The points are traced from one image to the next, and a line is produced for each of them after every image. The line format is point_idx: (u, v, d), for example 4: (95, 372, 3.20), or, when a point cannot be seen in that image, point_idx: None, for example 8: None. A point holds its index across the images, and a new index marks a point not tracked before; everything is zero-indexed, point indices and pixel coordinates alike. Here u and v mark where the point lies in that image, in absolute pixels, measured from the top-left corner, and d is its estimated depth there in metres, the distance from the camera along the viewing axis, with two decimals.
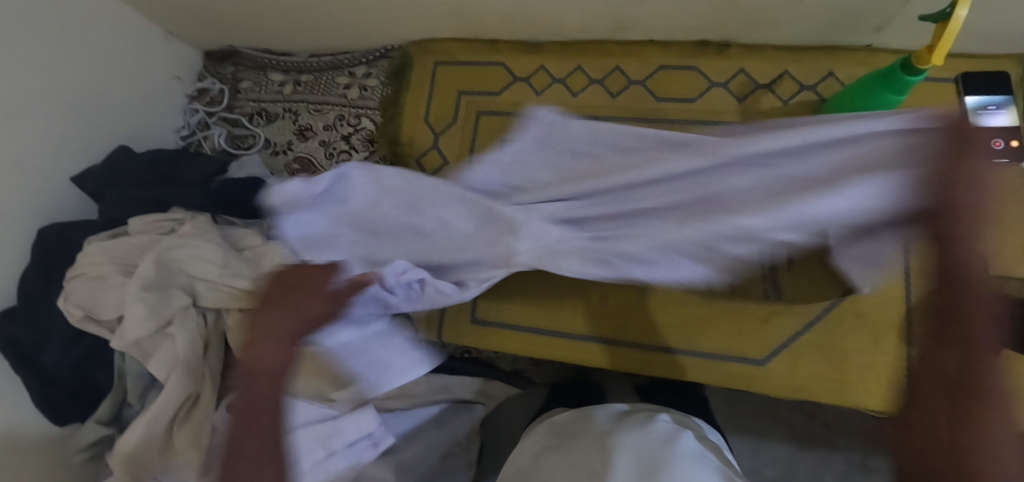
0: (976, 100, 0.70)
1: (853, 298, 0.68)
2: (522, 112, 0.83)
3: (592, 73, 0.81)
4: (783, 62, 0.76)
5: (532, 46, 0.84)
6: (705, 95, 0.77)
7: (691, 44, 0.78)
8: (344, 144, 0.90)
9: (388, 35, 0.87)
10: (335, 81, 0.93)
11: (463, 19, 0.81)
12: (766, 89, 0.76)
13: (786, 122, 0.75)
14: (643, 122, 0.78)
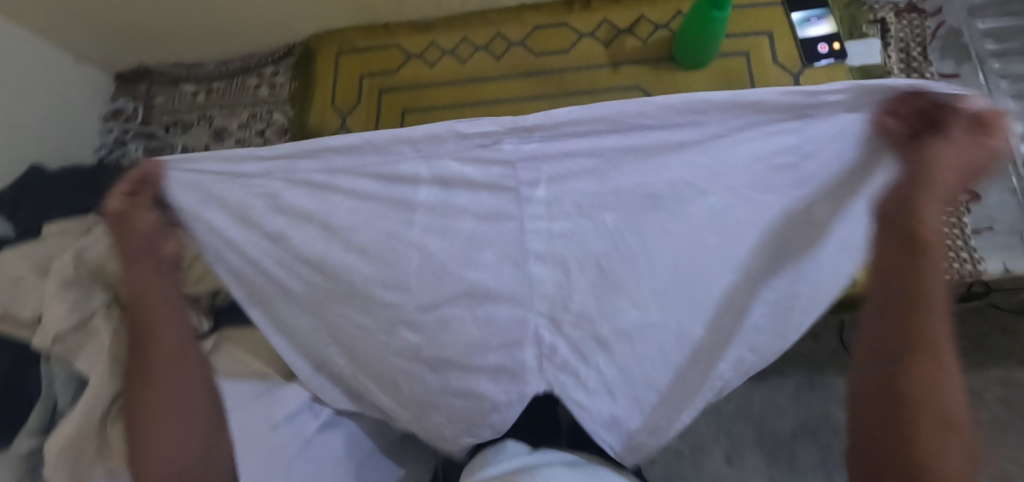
0: (801, 16, 0.82)
1: None
2: (420, 84, 0.91)
3: (477, 41, 0.90)
4: (638, 8, 0.86)
5: (421, 26, 0.92)
6: (577, 45, 0.86)
7: (558, 5, 0.88)
8: (259, 139, 0.95)
9: (288, 32, 0.94)
10: (245, 83, 0.98)
11: (353, 6, 0.88)
12: (627, 33, 0.85)
13: (647, 57, 0.84)
14: (529, 76, 0.87)
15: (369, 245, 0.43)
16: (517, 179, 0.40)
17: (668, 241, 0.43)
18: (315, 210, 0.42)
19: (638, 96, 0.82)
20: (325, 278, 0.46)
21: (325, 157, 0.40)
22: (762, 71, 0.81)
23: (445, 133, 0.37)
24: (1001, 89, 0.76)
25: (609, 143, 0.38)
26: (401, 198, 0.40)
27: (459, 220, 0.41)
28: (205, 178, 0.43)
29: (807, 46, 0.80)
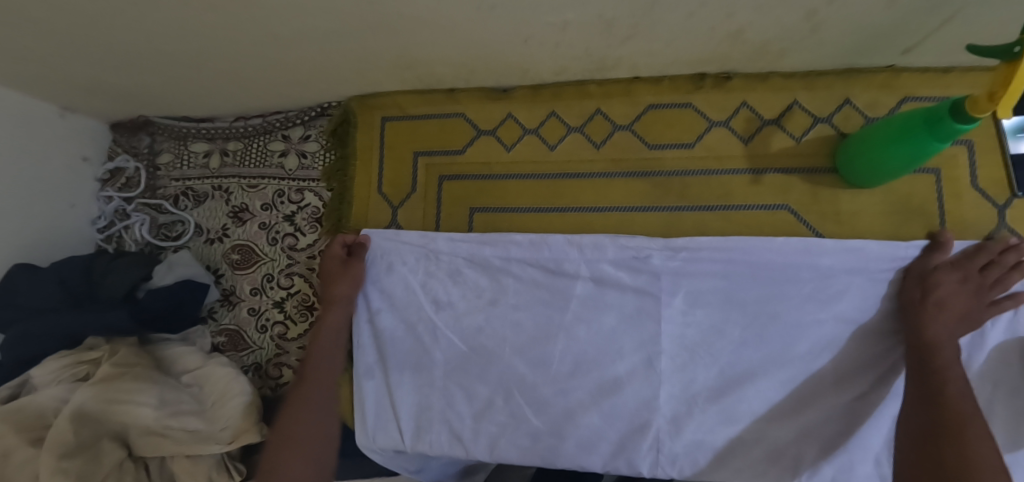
0: (1014, 122, 0.60)
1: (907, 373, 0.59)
2: (493, 172, 0.71)
3: (569, 120, 0.69)
4: (791, 92, 0.64)
5: (495, 92, 0.71)
6: (704, 138, 0.66)
7: (683, 79, 0.66)
8: (287, 226, 0.77)
9: (324, 91, 0.73)
10: (269, 149, 0.79)
11: (410, 70, 0.67)
12: (773, 126, 0.64)
13: (799, 165, 0.63)
14: (639, 177, 0.67)
15: (528, 322, 0.66)
16: (662, 289, 0.62)
17: (773, 333, 0.60)
18: (492, 289, 0.67)
19: (788, 220, 0.63)
20: (486, 347, 0.67)
21: (507, 248, 0.67)
22: (955, 197, 0.61)
23: (609, 243, 0.63)
24: None
25: (737, 269, 0.60)
26: (555, 280, 0.65)
27: (603, 314, 0.64)
28: (405, 246, 0.70)
29: (1021, 168, 0.60)
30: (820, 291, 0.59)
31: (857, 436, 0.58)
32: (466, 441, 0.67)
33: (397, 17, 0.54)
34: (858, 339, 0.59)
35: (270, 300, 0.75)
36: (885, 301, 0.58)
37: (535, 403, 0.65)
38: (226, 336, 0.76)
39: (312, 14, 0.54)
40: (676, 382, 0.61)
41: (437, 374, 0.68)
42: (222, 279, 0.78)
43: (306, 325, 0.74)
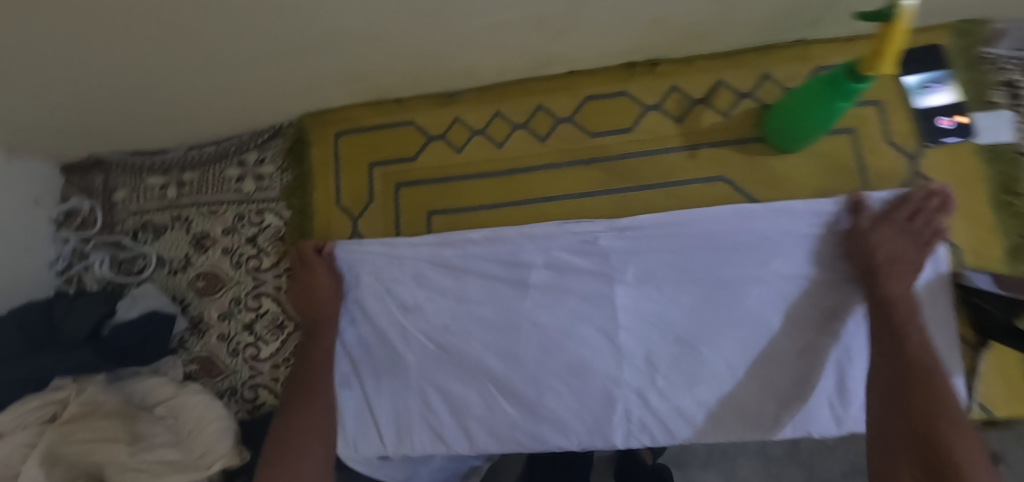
0: (916, 79, 0.67)
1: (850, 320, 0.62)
2: (448, 174, 0.73)
3: (514, 117, 0.73)
4: (715, 72, 0.69)
5: (442, 97, 0.74)
6: (641, 122, 0.70)
7: (616, 69, 0.70)
8: (251, 248, 0.78)
9: (275, 112, 0.75)
10: (226, 174, 0.80)
11: (357, 83, 0.70)
12: (703, 105, 0.69)
13: (731, 138, 0.68)
14: (585, 164, 0.70)
15: (492, 313, 0.68)
16: (614, 267, 0.66)
17: (720, 295, 0.64)
18: (455, 286, 0.70)
19: (726, 191, 0.67)
20: (456, 343, 0.69)
21: (464, 246, 0.70)
22: (873, 153, 0.66)
23: (558, 231, 0.67)
24: None
25: (683, 241, 0.65)
26: (514, 270, 0.68)
27: (563, 297, 0.67)
28: (369, 254, 0.72)
29: (926, 119, 0.66)
30: (756, 252, 0.64)
31: (810, 384, 0.62)
32: (447, 437, 0.68)
33: (341, 31, 0.56)
34: (798, 293, 0.63)
35: (240, 323, 0.76)
36: (814, 254, 0.64)
37: (510, 391, 0.66)
38: (199, 364, 0.76)
39: (257, 36, 0.56)
40: (637, 353, 0.64)
41: (411, 376, 0.69)
42: (189, 308, 0.78)
43: (277, 343, 0.75)
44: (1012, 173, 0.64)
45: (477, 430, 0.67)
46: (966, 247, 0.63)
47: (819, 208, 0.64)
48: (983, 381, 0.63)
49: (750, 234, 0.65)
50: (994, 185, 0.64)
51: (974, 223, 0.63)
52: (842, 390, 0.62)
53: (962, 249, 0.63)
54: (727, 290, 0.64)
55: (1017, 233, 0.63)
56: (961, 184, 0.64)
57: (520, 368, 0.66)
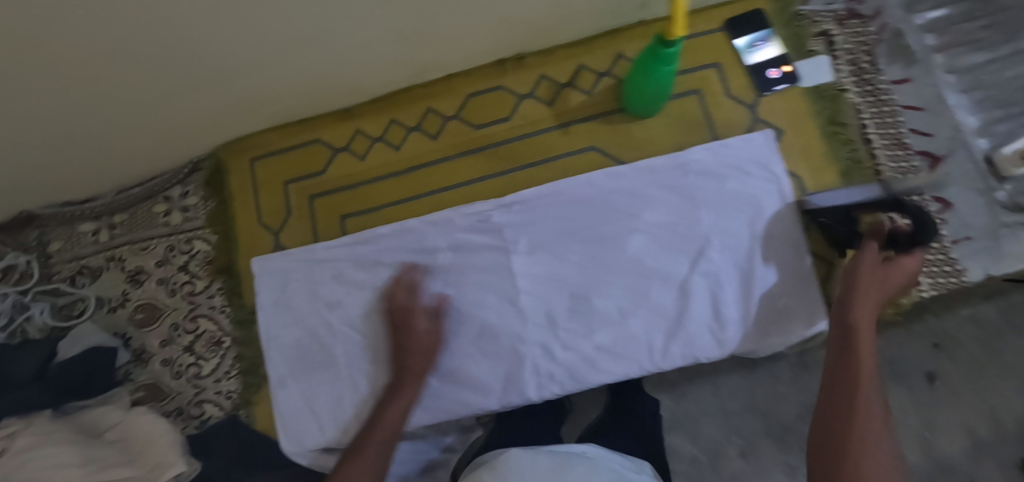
0: (746, 40, 0.77)
1: (716, 252, 0.71)
2: (355, 180, 0.81)
3: (408, 122, 0.81)
4: (576, 57, 0.79)
5: (342, 113, 0.82)
6: (518, 109, 0.79)
7: (490, 67, 0.79)
8: (184, 275, 0.83)
9: (192, 146, 0.81)
10: (153, 211, 0.86)
11: (260, 110, 0.77)
12: (569, 87, 0.78)
13: (595, 112, 0.77)
14: (474, 153, 0.78)
15: (408, 298, 0.75)
16: (506, 240, 0.74)
17: (601, 249, 0.72)
18: (372, 279, 0.77)
19: (597, 158, 0.76)
20: (378, 329, 0.75)
21: (376, 241, 0.77)
22: (717, 107, 0.75)
23: (454, 215, 0.75)
24: (948, 85, 0.76)
25: (563, 206, 0.73)
26: (421, 255, 0.75)
27: (466, 272, 0.74)
28: (291, 262, 0.79)
29: (758, 73, 0.76)
30: (626, 206, 0.72)
31: (689, 313, 0.70)
32: (381, 418, 0.73)
33: (236, 63, 0.65)
34: (667, 236, 0.71)
35: (180, 346, 0.81)
36: (676, 201, 0.72)
37: (433, 364, 0.73)
38: (144, 391, 0.80)
39: (160, 77, 0.64)
40: (537, 311, 0.72)
41: (341, 366, 0.75)
42: (131, 341, 0.82)
43: (217, 359, 0.79)
44: (834, 106, 0.74)
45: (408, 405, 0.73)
46: (804, 174, 0.73)
47: (672, 162, 0.72)
48: (837, 286, 0.70)
49: (621, 191, 0.73)
50: (820, 119, 0.74)
51: (807, 153, 0.73)
52: (719, 315, 0.70)
53: (801, 177, 0.73)
54: (607, 243, 0.72)
55: (843, 156, 0.72)
56: (794, 121, 0.74)
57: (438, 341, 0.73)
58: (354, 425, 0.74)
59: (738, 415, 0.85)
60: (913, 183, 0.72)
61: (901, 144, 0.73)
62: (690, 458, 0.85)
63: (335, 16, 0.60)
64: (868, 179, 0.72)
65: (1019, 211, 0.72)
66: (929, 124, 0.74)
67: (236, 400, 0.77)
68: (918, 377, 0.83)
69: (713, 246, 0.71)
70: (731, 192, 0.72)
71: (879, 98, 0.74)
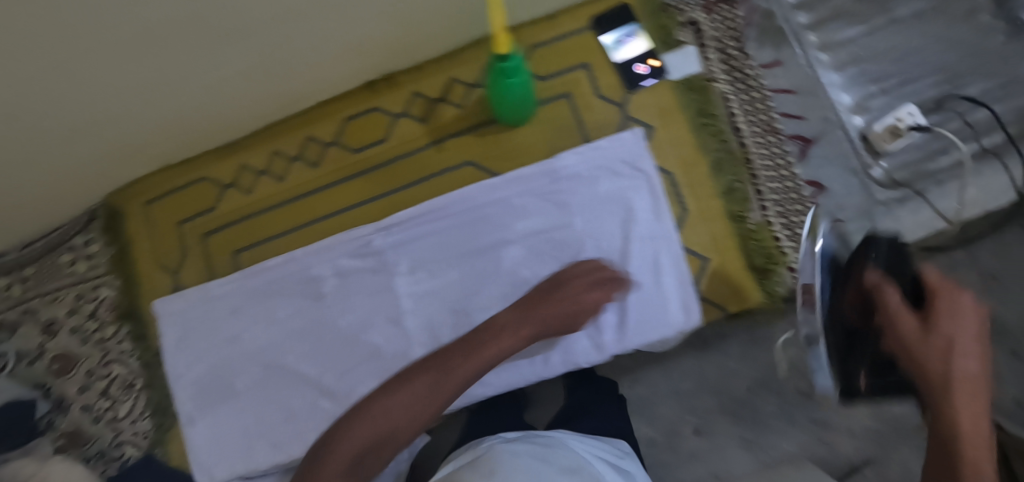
0: (613, 37, 0.75)
1: (590, 258, 0.71)
2: (244, 215, 0.82)
3: (289, 152, 0.81)
4: (445, 71, 0.78)
5: (227, 148, 0.82)
6: (394, 130, 0.79)
7: (362, 89, 0.79)
8: (93, 323, 0.85)
9: (83, 196, 0.82)
10: (59, 262, 0.87)
11: (139, 157, 0.78)
12: (441, 102, 0.78)
13: (467, 125, 0.77)
14: (353, 178, 0.79)
15: (302, 326, 0.77)
16: (388, 262, 0.75)
17: (479, 263, 0.73)
18: (265, 312, 0.78)
19: (471, 172, 0.76)
20: (274, 361, 0.77)
21: (266, 274, 0.78)
22: (587, 108, 0.75)
23: (337, 242, 0.76)
24: (821, 63, 0.74)
25: (439, 224, 0.75)
26: (310, 284, 0.77)
27: (353, 297, 0.76)
28: (189, 301, 0.81)
29: (625, 70, 0.75)
30: (499, 218, 0.73)
31: None
32: (284, 446, 0.76)
33: (89, 115, 0.66)
34: (540, 245, 0.72)
35: (97, 391, 0.83)
36: (547, 209, 0.72)
37: (329, 389, 0.75)
38: (67, 438, 0.83)
39: (16, 139, 0.65)
40: (421, 331, 0.73)
41: (245, 399, 0.78)
42: (50, 391, 0.85)
43: (130, 401, 0.82)
44: (703, 97, 0.73)
45: (308, 431, 0.75)
46: (675, 170, 0.72)
47: (540, 170, 0.72)
48: (711, 279, 0.70)
49: (494, 203, 0.74)
50: (690, 112, 0.73)
51: (677, 148, 0.72)
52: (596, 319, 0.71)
53: (672, 173, 0.72)
54: (483, 256, 0.73)
55: (713, 148, 0.71)
56: (663, 116, 0.73)
57: (334, 366, 0.75)
58: (260, 455, 0.76)
59: (692, 394, 0.86)
60: (785, 169, 0.71)
61: (772, 129, 0.72)
62: (648, 440, 0.86)
63: (169, 61, 0.61)
64: (738, 170, 0.71)
65: (895, 186, 0.71)
66: (801, 106, 0.73)
67: (151, 439, 0.80)
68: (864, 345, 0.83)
69: (587, 250, 0.71)
70: (600, 195, 0.72)
71: (748, 84, 0.73)
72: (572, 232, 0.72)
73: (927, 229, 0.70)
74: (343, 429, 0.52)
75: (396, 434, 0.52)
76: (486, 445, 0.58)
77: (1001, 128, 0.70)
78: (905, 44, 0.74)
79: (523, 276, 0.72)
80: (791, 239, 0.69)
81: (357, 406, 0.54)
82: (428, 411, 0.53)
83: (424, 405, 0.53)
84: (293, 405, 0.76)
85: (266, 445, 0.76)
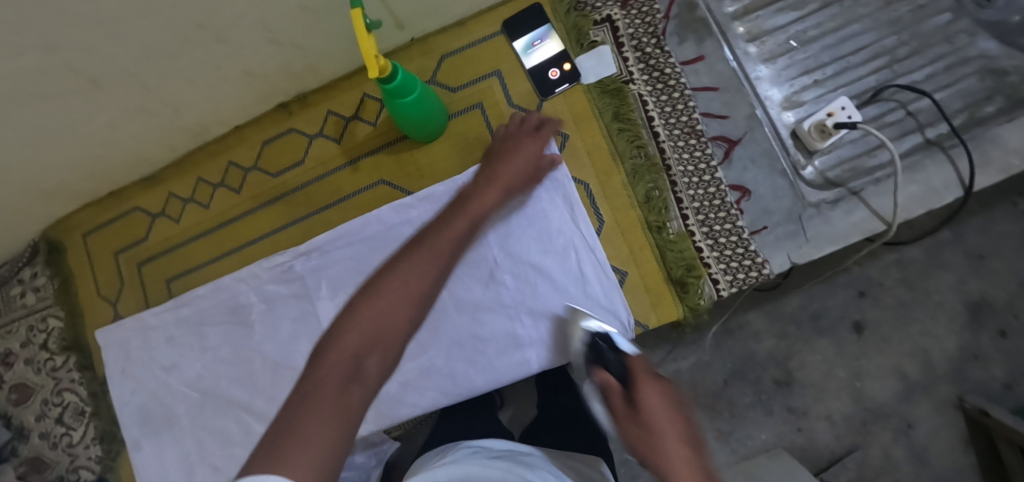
0: (525, 41, 0.71)
1: (508, 276, 0.69)
2: (173, 243, 0.82)
3: (211, 178, 0.80)
4: (357, 86, 0.76)
5: (149, 179, 0.82)
6: (310, 151, 0.77)
7: (276, 111, 0.78)
8: (45, 353, 0.87)
9: (19, 232, 0.84)
10: (10, 294, 0.89)
11: (63, 193, 0.79)
12: (354, 119, 0.76)
13: (381, 143, 0.75)
14: (272, 203, 0.78)
15: (230, 354, 0.77)
16: (309, 286, 0.75)
17: None
18: (198, 339, 0.79)
19: (388, 191, 0.75)
20: (208, 387, 0.78)
21: (195, 302, 0.79)
22: (500, 119, 0.72)
23: (258, 269, 0.76)
24: (748, 56, 0.70)
25: (356, 247, 0.73)
26: (237, 311, 0.77)
27: (278, 324, 0.76)
28: (126, 329, 0.82)
29: (538, 76, 0.71)
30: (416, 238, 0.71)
31: (483, 340, 0.69)
32: (222, 470, 0.77)
33: None
34: (456, 264, 0.70)
35: (52, 419, 0.86)
36: None
37: (261, 414, 0.76)
38: (29, 463, 0.86)
39: None
40: None
41: (184, 425, 0.79)
42: (11, 419, 0.88)
43: (82, 428, 0.84)
44: (618, 101, 0.68)
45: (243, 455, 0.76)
46: (591, 181, 0.68)
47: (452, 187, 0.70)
48: (630, 294, 0.67)
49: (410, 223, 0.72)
50: (606, 117, 0.68)
51: (593, 157, 0.69)
52: (514, 339, 0.68)
53: (589, 184, 0.68)
54: None
55: (630, 155, 0.67)
56: (577, 123, 0.69)
57: (264, 392, 0.76)
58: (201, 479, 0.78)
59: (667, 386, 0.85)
60: (707, 173, 0.67)
61: (693, 132, 0.67)
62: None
63: (46, 110, 0.61)
64: (657, 177, 0.67)
65: (829, 186, 0.67)
66: (725, 104, 0.68)
67: (103, 464, 0.83)
68: (844, 328, 0.83)
69: (503, 268, 0.69)
70: (515, 209, 0.69)
71: (667, 84, 0.68)
72: (489, 250, 0.69)
73: (862, 231, 0.65)
74: (329, 345, 0.49)
75: (388, 323, 0.51)
76: (454, 457, 0.57)
77: (943, 119, 0.66)
78: (844, 27, 0.69)
79: (441, 297, 0.70)
80: (713, 248, 0.66)
81: (339, 318, 0.52)
82: (405, 305, 0.53)
83: (415, 278, 0.54)
84: (228, 431, 0.77)
85: (205, 469, 0.78)
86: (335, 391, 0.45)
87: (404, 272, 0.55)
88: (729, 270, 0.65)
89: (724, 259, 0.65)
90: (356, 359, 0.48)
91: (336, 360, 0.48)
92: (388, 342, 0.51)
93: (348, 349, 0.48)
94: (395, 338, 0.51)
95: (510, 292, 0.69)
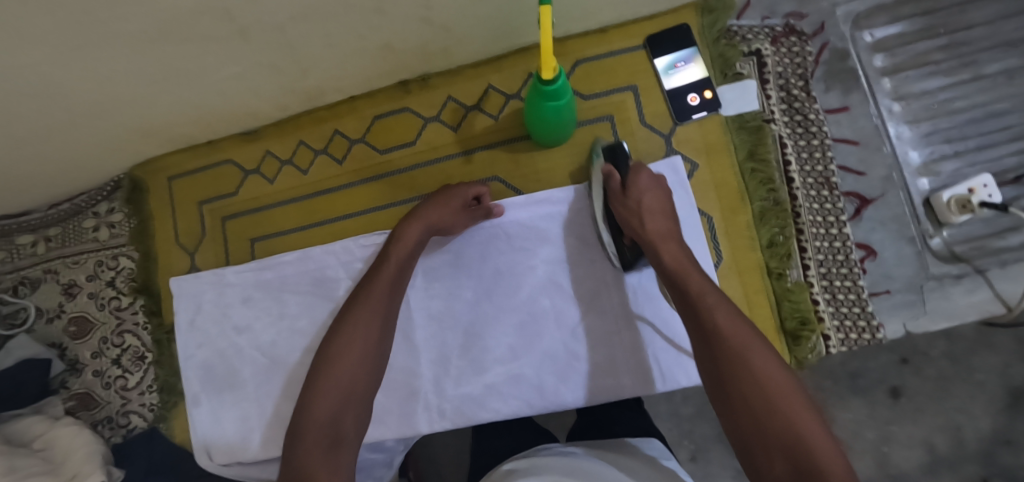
0: (668, 60, 0.69)
1: (613, 296, 0.68)
2: (262, 204, 0.80)
3: (314, 144, 0.78)
4: (483, 76, 0.74)
5: (249, 135, 0.80)
6: (422, 134, 0.75)
7: (393, 88, 0.76)
8: (111, 291, 0.86)
9: (104, 166, 0.81)
10: (83, 226, 0.87)
11: (160, 135, 0.77)
12: (475, 110, 0.74)
13: (499, 139, 0.73)
14: (374, 180, 0.76)
15: (308, 326, 0.76)
16: None
17: (497, 288, 0.70)
18: (277, 305, 0.77)
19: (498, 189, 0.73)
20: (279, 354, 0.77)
21: (280, 267, 0.77)
22: (628, 135, 0.70)
23: (354, 245, 0.75)
24: (892, 114, 0.69)
25: (456, 242, 0.71)
26: (324, 283, 0.76)
27: None
28: (202, 282, 0.80)
29: (675, 99, 0.69)
30: (523, 242, 0.70)
31: (579, 356, 0.68)
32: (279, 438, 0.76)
33: (109, 98, 0.65)
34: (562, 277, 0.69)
35: (109, 359, 0.84)
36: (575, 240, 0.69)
37: None
38: (78, 399, 0.84)
39: (46, 114, 0.65)
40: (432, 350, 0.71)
41: (246, 388, 0.78)
42: (65, 351, 0.86)
43: (141, 373, 0.83)
44: (755, 139, 0.67)
45: None
46: (715, 215, 0.66)
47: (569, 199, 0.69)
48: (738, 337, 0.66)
49: (518, 225, 0.70)
50: (739, 154, 0.67)
51: (720, 191, 0.66)
52: (610, 360, 0.67)
53: (710, 217, 0.66)
54: (501, 281, 0.70)
55: (759, 197, 0.66)
56: (708, 154, 0.67)
57: None
58: (255, 443, 0.77)
59: (691, 419, 0.82)
60: (835, 226, 0.66)
61: (827, 183, 0.67)
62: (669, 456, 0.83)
63: (184, 54, 0.59)
64: (782, 223, 0.65)
65: (953, 261, 0.66)
66: (862, 161, 0.67)
67: (158, 412, 0.82)
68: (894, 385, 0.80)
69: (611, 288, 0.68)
70: None
71: (808, 130, 0.68)
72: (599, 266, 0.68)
73: (980, 311, 0.64)
74: (303, 409, 0.54)
75: (351, 384, 0.55)
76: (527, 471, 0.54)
77: None
78: (993, 103, 0.67)
79: (542, 306, 0.69)
80: (829, 304, 0.65)
81: (307, 380, 0.56)
82: (354, 359, 0.56)
83: (360, 332, 0.58)
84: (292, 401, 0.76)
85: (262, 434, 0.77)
86: (323, 453, 0.51)
87: (354, 316, 0.59)
88: (842, 328, 0.64)
89: (841, 317, 0.64)
90: (329, 421, 0.53)
91: (313, 426, 0.53)
92: (358, 389, 0.55)
93: (318, 417, 0.53)
94: (366, 382, 0.56)
95: (612, 313, 0.68)
